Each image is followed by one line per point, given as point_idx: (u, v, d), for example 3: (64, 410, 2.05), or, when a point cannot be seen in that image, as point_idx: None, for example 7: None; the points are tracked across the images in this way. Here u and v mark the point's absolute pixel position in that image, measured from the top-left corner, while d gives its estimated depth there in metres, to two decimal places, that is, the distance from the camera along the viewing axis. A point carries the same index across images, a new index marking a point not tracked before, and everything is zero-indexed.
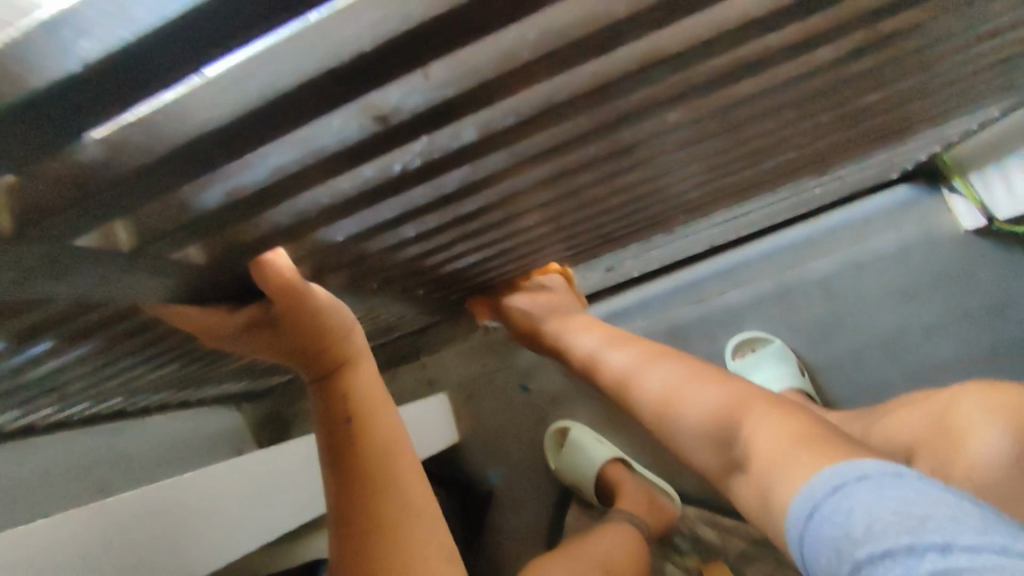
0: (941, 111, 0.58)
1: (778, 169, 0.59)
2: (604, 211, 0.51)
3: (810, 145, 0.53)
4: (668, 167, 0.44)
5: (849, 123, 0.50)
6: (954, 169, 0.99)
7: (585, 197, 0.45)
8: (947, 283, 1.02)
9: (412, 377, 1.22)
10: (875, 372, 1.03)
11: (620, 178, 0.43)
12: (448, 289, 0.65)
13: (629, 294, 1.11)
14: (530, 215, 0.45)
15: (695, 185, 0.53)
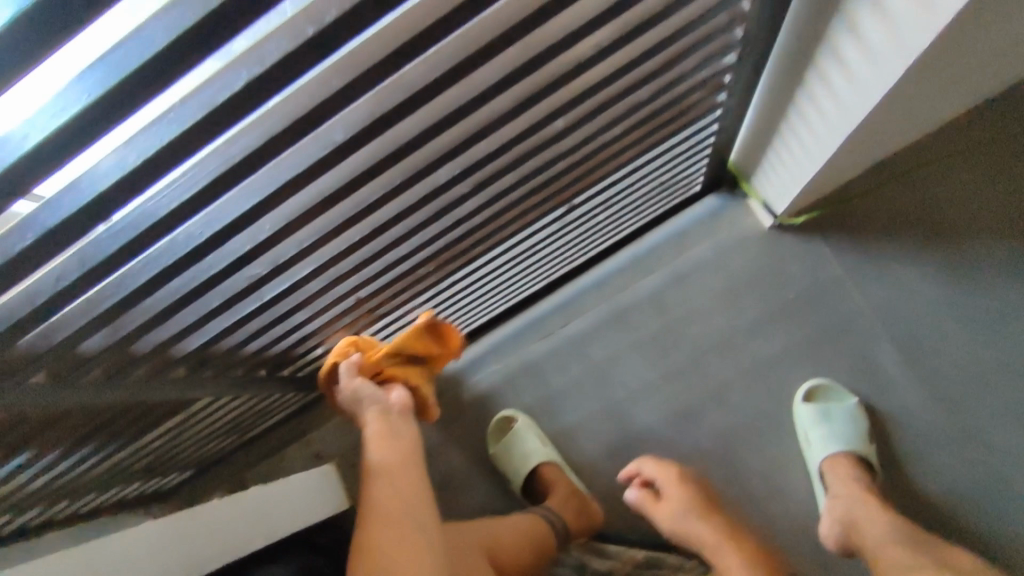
0: (624, 136, 0.68)
1: (495, 208, 0.67)
2: (315, 263, 0.57)
3: (500, 183, 0.62)
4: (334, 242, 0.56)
5: (516, 160, 0.59)
6: (743, 175, 1.08)
7: (275, 253, 0.53)
8: (767, 280, 1.08)
9: (302, 453, 1.29)
10: (715, 373, 1.08)
11: (295, 266, 0.56)
12: (243, 370, 0.73)
13: (484, 339, 1.20)
14: (242, 299, 0.57)
15: (403, 231, 0.61)
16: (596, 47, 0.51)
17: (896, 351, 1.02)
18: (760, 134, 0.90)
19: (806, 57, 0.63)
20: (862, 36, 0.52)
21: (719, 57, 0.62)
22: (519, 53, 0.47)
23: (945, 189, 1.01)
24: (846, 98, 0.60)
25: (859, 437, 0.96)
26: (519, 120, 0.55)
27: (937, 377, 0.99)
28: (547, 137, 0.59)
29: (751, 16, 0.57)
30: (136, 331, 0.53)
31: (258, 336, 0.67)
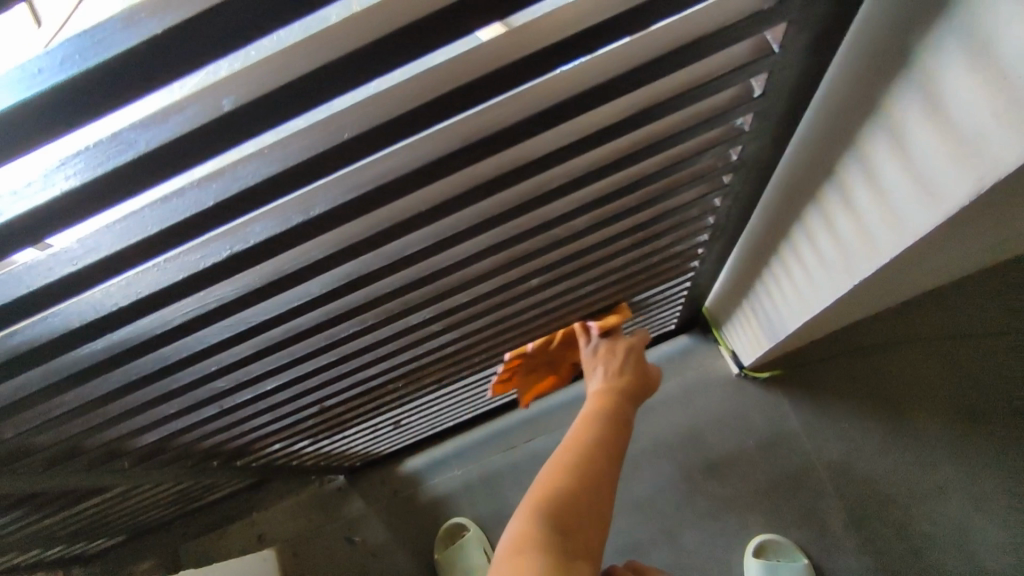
0: (598, 291, 0.72)
1: (467, 341, 0.70)
2: (281, 382, 0.60)
3: (474, 324, 0.65)
4: (300, 365, 0.58)
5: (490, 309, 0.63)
6: (715, 321, 1.13)
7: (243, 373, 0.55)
8: (730, 426, 1.10)
9: (243, 534, 1.26)
10: (672, 514, 1.07)
11: (259, 382, 0.58)
12: (194, 461, 0.74)
13: (446, 444, 1.20)
14: (201, 406, 0.59)
15: (374, 358, 0.63)
16: (574, 229, 0.53)
17: (850, 518, 1.02)
18: (732, 285, 0.95)
19: (781, 233, 0.68)
20: (835, 228, 0.56)
21: (692, 234, 0.67)
22: (495, 233, 0.49)
23: (904, 368, 1.02)
24: (822, 273, 0.64)
25: None
26: (492, 281, 0.56)
27: (888, 553, 0.98)
28: (521, 292, 0.61)
29: (722, 208, 0.61)
30: (90, 429, 0.55)
31: (217, 433, 0.68)
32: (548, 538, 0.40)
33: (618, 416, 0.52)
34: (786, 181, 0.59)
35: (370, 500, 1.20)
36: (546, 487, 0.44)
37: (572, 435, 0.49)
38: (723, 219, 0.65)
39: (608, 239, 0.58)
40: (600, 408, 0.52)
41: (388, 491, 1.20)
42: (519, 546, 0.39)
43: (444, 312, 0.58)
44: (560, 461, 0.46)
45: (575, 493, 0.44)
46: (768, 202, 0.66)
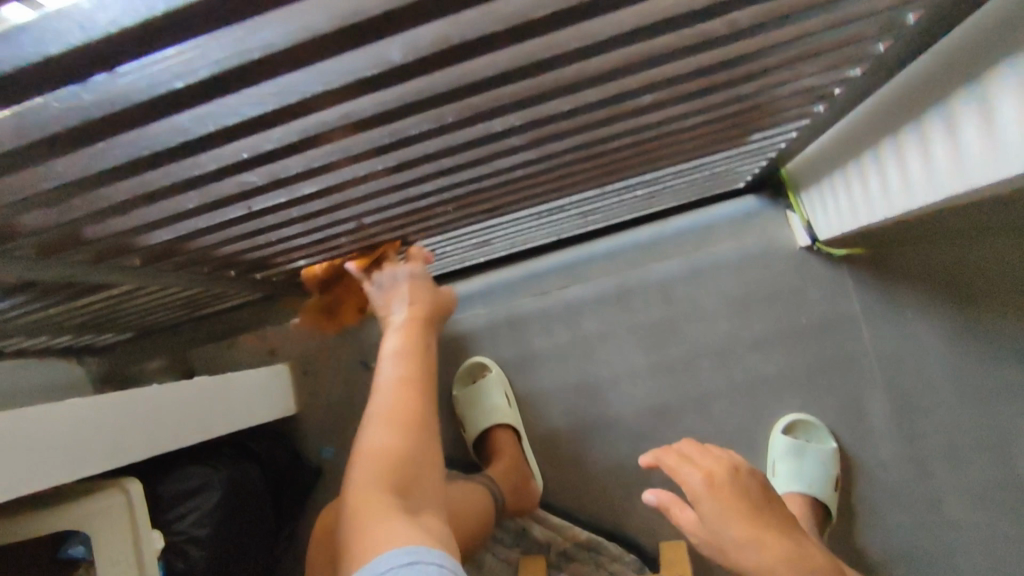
0: (708, 123, 0.60)
1: (543, 168, 0.59)
2: (329, 190, 0.49)
3: (561, 145, 0.54)
4: (351, 171, 0.47)
5: (589, 127, 0.51)
6: (791, 185, 1.00)
7: (283, 169, 0.45)
8: (782, 299, 1.02)
9: (255, 346, 1.23)
10: (705, 381, 1.03)
11: (298, 186, 0.47)
12: (209, 268, 0.67)
13: (473, 279, 1.12)
14: (222, 209, 0.49)
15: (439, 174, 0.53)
16: (733, 23, 0.40)
17: (889, 406, 0.98)
18: (823, 153, 0.83)
19: (937, 93, 0.54)
20: (1021, 103, 0.45)
21: (849, 63, 0.53)
22: (635, 14, 0.37)
23: (993, 269, 0.93)
24: (974, 154, 0.52)
25: (824, 482, 0.95)
26: (601, 89, 0.45)
27: (921, 445, 0.96)
28: (625, 110, 0.50)
29: (909, 24, 0.47)
30: (94, 212, 0.45)
31: (241, 240, 0.59)
32: (392, 498, 0.65)
33: (424, 352, 0.81)
34: (982, 26, 0.46)
35: None
36: (381, 463, 0.69)
37: (392, 400, 0.76)
38: (894, 50, 0.51)
39: (753, 51, 0.45)
40: (394, 357, 0.79)
41: None
42: (375, 507, 0.64)
43: (535, 123, 0.47)
44: (395, 423, 0.73)
45: (430, 452, 0.73)
46: (941, 47, 0.52)
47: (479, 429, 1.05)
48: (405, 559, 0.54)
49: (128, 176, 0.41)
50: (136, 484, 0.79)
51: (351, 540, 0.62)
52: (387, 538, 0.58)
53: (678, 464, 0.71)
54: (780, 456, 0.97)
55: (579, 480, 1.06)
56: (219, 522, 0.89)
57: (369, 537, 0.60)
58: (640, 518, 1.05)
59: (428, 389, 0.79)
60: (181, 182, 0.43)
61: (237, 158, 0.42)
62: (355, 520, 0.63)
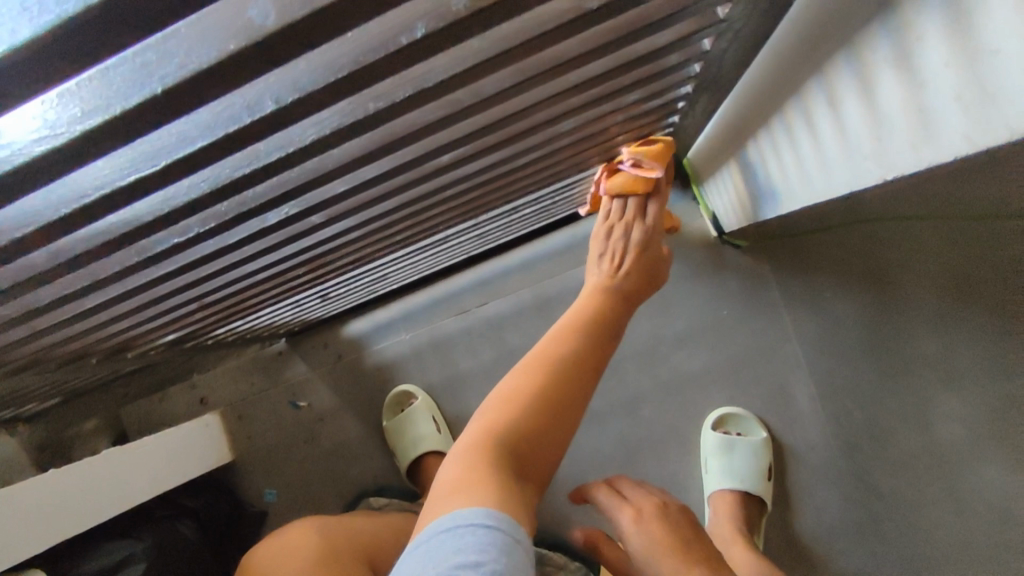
0: (548, 160, 0.56)
1: (381, 228, 0.56)
2: (134, 281, 0.48)
3: (385, 210, 0.51)
4: (134, 270, 0.45)
5: (399, 190, 0.48)
6: (694, 176, 0.97)
7: (63, 276, 0.43)
8: (699, 291, 1.00)
9: (185, 397, 1.20)
10: (631, 383, 1.02)
11: (84, 294, 0.47)
12: (65, 360, 0.64)
13: (392, 306, 1.09)
14: (14, 325, 0.48)
15: (256, 255, 0.50)
16: (484, 87, 0.38)
17: (814, 388, 0.97)
18: (713, 147, 0.80)
19: (767, 111, 0.52)
20: (839, 120, 0.42)
21: (671, 90, 0.50)
22: (367, 95, 0.35)
23: (903, 252, 0.87)
24: (809, 173, 0.51)
25: (757, 475, 0.94)
26: (381, 160, 0.42)
27: (850, 422, 0.95)
28: (427, 172, 0.47)
29: (711, 53, 0.45)
30: None
31: (77, 336, 0.57)
32: (506, 464, 0.42)
33: (593, 339, 0.53)
34: (790, 41, 0.43)
35: (313, 364, 1.13)
36: (503, 411, 0.46)
37: (518, 378, 0.49)
38: (711, 68, 0.49)
39: (539, 102, 0.43)
40: (578, 330, 0.53)
41: (331, 356, 1.12)
42: (475, 484, 0.41)
43: (322, 202, 0.45)
44: (522, 387, 0.47)
45: (565, 374, 0.48)
46: (755, 71, 0.50)
47: (410, 458, 1.03)
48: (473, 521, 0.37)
49: None
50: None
51: (441, 482, 0.43)
52: (470, 495, 0.39)
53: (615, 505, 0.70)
54: (709, 452, 0.96)
55: None
56: None
57: (473, 494, 0.39)
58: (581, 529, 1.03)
59: (592, 342, 0.52)
60: None
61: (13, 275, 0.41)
62: (487, 405, 0.48)
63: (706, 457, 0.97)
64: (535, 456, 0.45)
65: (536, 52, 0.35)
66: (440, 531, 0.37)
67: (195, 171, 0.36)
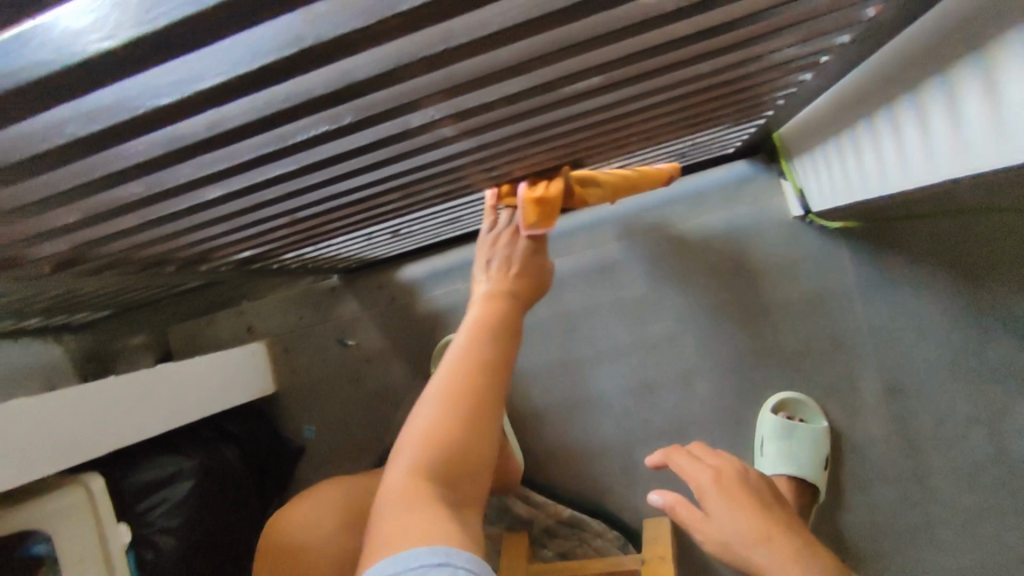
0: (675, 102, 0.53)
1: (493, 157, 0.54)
2: (247, 181, 0.46)
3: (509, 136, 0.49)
4: (254, 167, 0.44)
5: (532, 114, 0.46)
6: (783, 151, 0.92)
7: (182, 163, 0.41)
8: (772, 270, 0.97)
9: (232, 324, 1.20)
10: (689, 356, 0.99)
11: (199, 189, 0.45)
12: (144, 262, 0.63)
13: (451, 254, 1.08)
14: (116, 214, 0.47)
15: (372, 167, 0.48)
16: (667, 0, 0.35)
17: (880, 382, 0.94)
18: (816, 121, 0.76)
19: (931, 67, 0.48)
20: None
21: (834, 32, 0.47)
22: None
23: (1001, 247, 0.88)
24: (974, 139, 0.46)
25: (811, 463, 0.92)
26: (531, 74, 0.40)
27: (913, 421, 0.92)
28: (566, 95, 0.44)
29: None
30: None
31: (167, 237, 0.55)
32: (432, 490, 0.49)
33: (502, 341, 0.59)
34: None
35: (365, 304, 1.12)
36: (436, 425, 0.52)
37: (466, 356, 0.56)
38: (883, 12, 0.45)
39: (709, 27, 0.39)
40: (488, 333, 0.58)
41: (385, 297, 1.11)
42: (412, 497, 0.48)
43: (458, 111, 0.42)
44: (454, 392, 0.54)
45: (483, 398, 0.54)
46: (930, 19, 0.46)
47: None
48: (435, 561, 0.41)
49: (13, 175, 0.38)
50: (99, 479, 0.77)
51: (388, 493, 0.50)
52: (413, 527, 0.45)
53: (689, 467, 0.80)
54: (764, 434, 0.94)
55: (560, 457, 1.04)
56: (195, 511, 0.87)
57: (422, 528, 0.45)
58: (621, 496, 1.02)
59: (499, 344, 0.58)
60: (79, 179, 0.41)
61: (134, 154, 0.39)
62: (404, 452, 0.52)
63: (761, 438, 0.95)
64: (467, 470, 0.52)
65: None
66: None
67: (354, 58, 0.33)
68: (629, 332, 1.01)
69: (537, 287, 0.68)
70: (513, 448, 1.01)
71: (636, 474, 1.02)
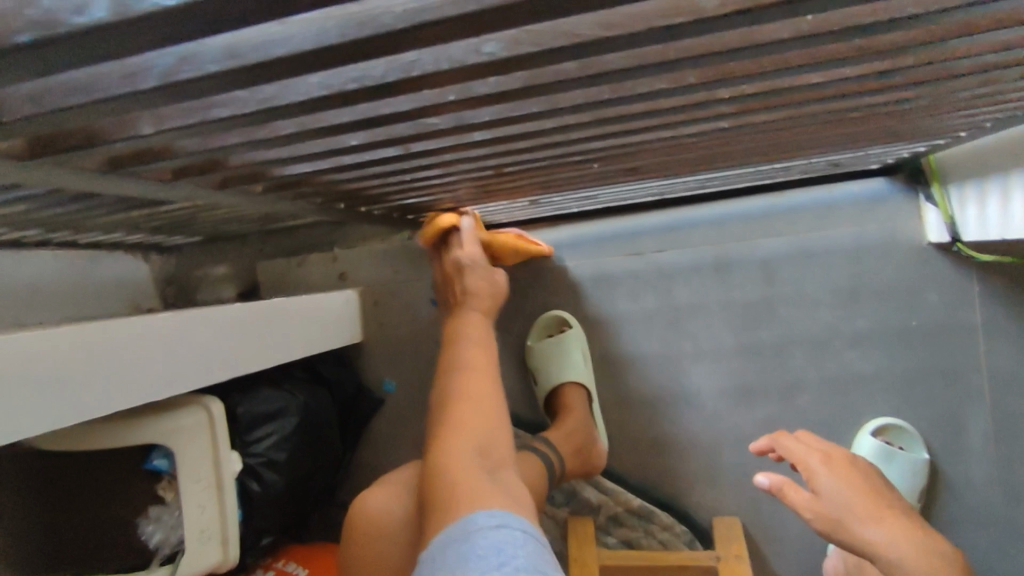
0: (918, 109, 0.51)
1: (721, 137, 0.52)
2: (495, 136, 0.45)
3: (757, 121, 0.48)
4: (539, 117, 0.42)
5: (801, 102, 0.44)
6: (936, 175, 0.91)
7: (459, 115, 0.40)
8: (893, 293, 0.95)
9: (324, 269, 1.19)
10: (793, 368, 0.98)
11: (469, 132, 0.43)
12: (323, 199, 0.62)
13: (562, 230, 1.06)
14: (371, 147, 0.45)
15: (614, 134, 0.47)
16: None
17: (989, 423, 0.93)
18: (1003, 150, 0.74)
19: None
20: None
21: None
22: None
23: None
24: None
25: (905, 491, 0.91)
26: (844, 67, 0.38)
27: (1017, 466, 0.91)
28: (866, 85, 0.43)
29: None
30: (248, 141, 0.41)
31: (371, 178, 0.54)
32: (483, 485, 0.57)
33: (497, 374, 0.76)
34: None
35: None
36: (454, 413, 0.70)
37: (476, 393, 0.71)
38: None
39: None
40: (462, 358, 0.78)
41: None
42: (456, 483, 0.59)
43: (768, 88, 0.40)
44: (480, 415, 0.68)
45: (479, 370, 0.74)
46: None
47: (550, 386, 1.01)
48: (494, 521, 0.52)
49: (302, 112, 0.37)
50: (217, 404, 0.77)
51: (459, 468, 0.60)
52: (479, 492, 0.56)
53: (797, 440, 0.79)
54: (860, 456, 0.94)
55: (644, 450, 1.03)
56: (296, 449, 0.87)
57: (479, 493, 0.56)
58: (698, 497, 1.00)
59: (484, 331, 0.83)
60: (356, 120, 0.39)
61: (423, 103, 0.38)
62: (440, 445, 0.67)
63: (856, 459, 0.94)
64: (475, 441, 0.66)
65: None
66: (450, 537, 0.52)
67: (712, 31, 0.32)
68: (734, 335, 1.00)
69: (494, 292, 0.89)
70: (601, 434, 1.01)
71: (720, 477, 1.01)
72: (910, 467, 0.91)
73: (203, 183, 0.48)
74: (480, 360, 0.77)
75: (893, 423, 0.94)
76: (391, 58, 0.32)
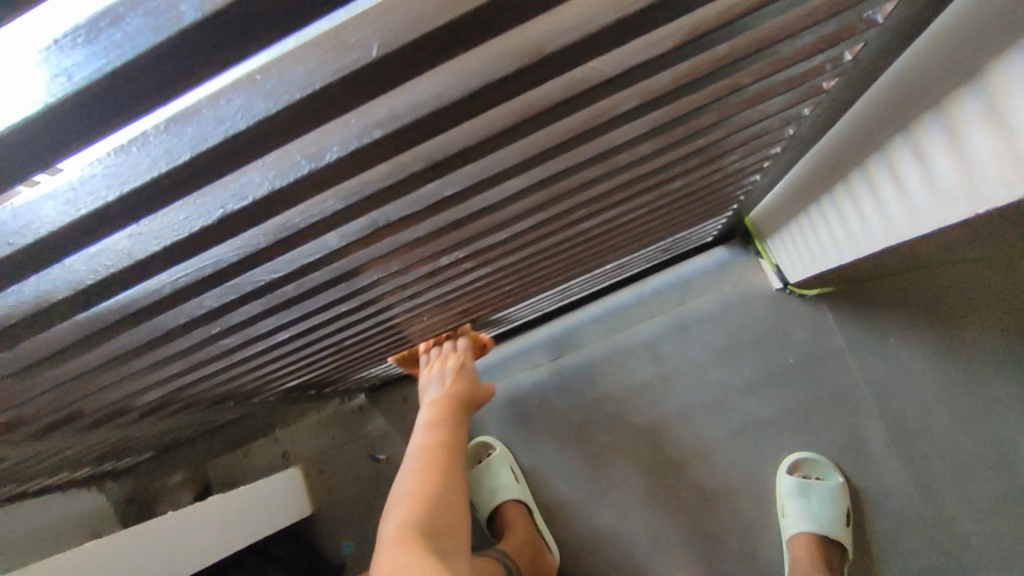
0: (650, 214, 0.64)
1: (505, 276, 0.63)
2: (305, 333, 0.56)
3: (517, 263, 0.60)
4: (316, 313, 0.51)
5: (534, 247, 0.57)
6: (757, 233, 1.04)
7: (260, 329, 0.51)
8: (764, 341, 1.05)
9: (268, 451, 1.26)
10: (699, 431, 1.05)
11: (271, 335, 0.53)
12: (206, 406, 0.71)
13: (469, 362, 1.16)
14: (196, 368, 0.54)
15: (404, 305, 0.58)
16: (626, 173, 0.46)
17: (887, 435, 0.99)
18: (774, 212, 0.88)
19: (850, 164, 0.58)
20: (901, 181, 0.52)
21: (762, 154, 0.58)
22: (549, 168, 0.40)
23: (965, 295, 0.94)
24: (899, 214, 0.55)
25: (834, 519, 0.95)
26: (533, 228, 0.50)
27: (926, 469, 0.96)
28: (565, 223, 0.53)
29: (800, 131, 0.54)
30: (100, 387, 0.51)
31: (231, 382, 0.64)
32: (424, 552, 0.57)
33: (455, 433, 0.79)
34: (874, 110, 0.50)
35: (392, 419, 1.19)
36: (404, 522, 0.62)
37: (429, 462, 0.72)
38: (801, 131, 0.55)
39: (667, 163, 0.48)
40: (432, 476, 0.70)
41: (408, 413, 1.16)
42: (411, 551, 0.57)
43: (484, 256, 0.52)
44: (417, 506, 0.64)
45: (445, 496, 0.68)
46: (841, 129, 0.56)
47: (489, 507, 1.06)
48: None
49: (130, 359, 0.48)
50: None
51: (383, 554, 0.58)
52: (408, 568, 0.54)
53: None
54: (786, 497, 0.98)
55: (594, 547, 1.05)
56: None
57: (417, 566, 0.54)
58: None
59: (458, 482, 0.71)
60: (178, 352, 0.50)
61: (220, 331, 0.49)
62: (396, 511, 0.65)
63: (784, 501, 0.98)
64: (444, 538, 0.63)
65: (680, 126, 0.40)
66: None
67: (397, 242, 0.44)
68: (642, 415, 1.08)
69: (472, 397, 0.86)
70: (552, 541, 1.04)
71: (671, 555, 1.03)
72: (829, 496, 0.96)
73: (81, 424, 0.58)
74: (438, 459, 0.73)
75: (804, 459, 1.00)
76: (172, 313, 0.43)
